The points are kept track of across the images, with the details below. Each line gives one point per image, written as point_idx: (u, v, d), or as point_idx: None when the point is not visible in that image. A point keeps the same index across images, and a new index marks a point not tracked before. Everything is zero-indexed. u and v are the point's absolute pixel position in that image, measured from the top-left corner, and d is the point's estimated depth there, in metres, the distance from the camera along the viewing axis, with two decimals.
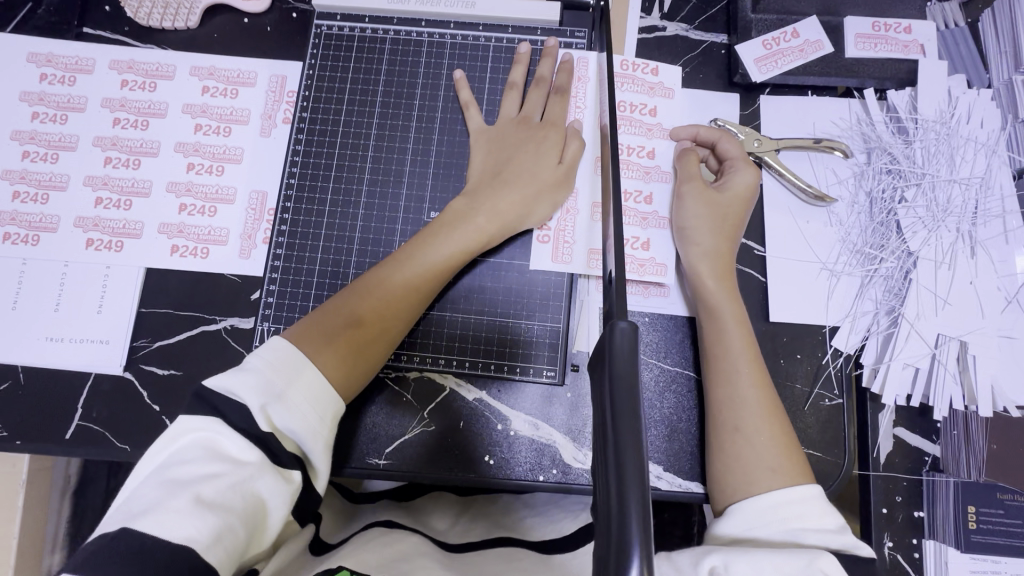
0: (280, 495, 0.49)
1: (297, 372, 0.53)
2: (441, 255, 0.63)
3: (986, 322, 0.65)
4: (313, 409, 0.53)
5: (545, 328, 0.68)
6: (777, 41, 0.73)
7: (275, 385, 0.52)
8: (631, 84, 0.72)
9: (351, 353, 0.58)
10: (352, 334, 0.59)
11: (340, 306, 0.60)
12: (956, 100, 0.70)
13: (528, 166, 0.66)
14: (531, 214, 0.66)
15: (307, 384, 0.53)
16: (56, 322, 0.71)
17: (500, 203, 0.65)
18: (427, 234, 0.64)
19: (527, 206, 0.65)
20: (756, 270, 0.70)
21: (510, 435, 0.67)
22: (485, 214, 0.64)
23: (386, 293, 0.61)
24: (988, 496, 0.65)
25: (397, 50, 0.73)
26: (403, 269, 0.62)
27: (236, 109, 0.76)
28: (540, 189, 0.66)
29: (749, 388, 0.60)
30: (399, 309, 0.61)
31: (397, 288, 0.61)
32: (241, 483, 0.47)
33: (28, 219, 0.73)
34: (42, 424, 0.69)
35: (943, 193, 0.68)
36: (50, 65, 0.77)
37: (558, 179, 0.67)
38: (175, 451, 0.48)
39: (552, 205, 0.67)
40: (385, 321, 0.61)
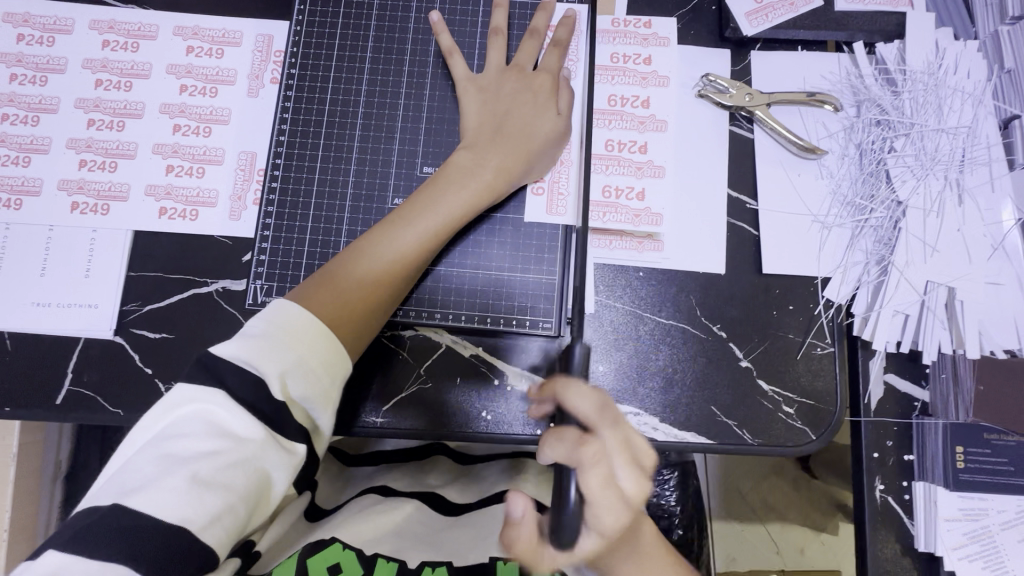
0: (286, 467, 0.49)
1: (305, 334, 0.52)
2: (442, 216, 0.62)
3: (972, 269, 0.66)
4: (326, 375, 0.52)
5: (540, 282, 0.68)
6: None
7: (287, 352, 0.51)
8: (621, 39, 0.73)
9: (356, 314, 0.58)
10: (356, 296, 0.58)
11: (339, 269, 0.59)
12: (943, 51, 0.71)
13: (523, 117, 0.66)
14: (530, 167, 0.66)
15: (315, 345, 0.52)
16: (42, 287, 0.70)
17: (500, 157, 0.64)
18: (425, 197, 0.63)
19: (527, 159, 0.65)
20: (748, 223, 0.71)
21: (507, 390, 0.68)
22: (485, 169, 0.64)
23: (388, 254, 0.60)
24: (975, 436, 0.65)
25: (387, 5, 0.72)
26: (403, 230, 0.61)
27: (222, 70, 0.75)
28: (536, 142, 0.66)
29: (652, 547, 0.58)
30: (402, 270, 0.61)
31: (398, 250, 0.60)
32: (244, 460, 0.47)
33: (10, 183, 0.72)
34: (31, 391, 0.68)
35: (932, 142, 0.69)
36: (27, 26, 0.75)
37: (552, 130, 0.67)
38: (171, 423, 0.47)
39: (548, 160, 0.67)
40: (388, 283, 0.60)
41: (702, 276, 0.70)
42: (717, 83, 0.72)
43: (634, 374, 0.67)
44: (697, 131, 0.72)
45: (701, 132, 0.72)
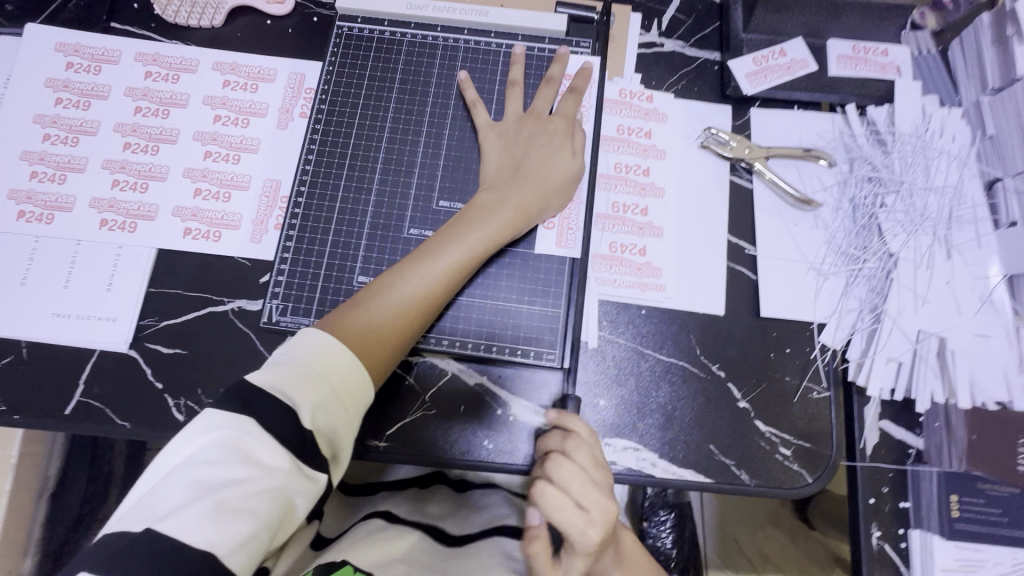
0: (309, 497, 0.50)
1: (335, 362, 0.54)
2: (467, 252, 0.65)
3: (962, 320, 0.69)
4: (349, 405, 0.54)
5: (545, 313, 0.70)
6: (632, 96, 0.79)
7: (319, 377, 0.53)
8: (629, 112, 0.79)
9: (381, 342, 0.60)
10: (381, 324, 0.60)
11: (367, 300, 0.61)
12: (930, 116, 0.76)
13: (544, 159, 0.70)
14: (548, 206, 0.69)
15: (345, 372, 0.54)
16: (64, 298, 0.72)
17: (523, 197, 0.68)
18: (449, 232, 0.66)
19: (546, 199, 0.69)
20: (748, 268, 0.74)
21: (509, 420, 0.69)
22: (509, 208, 0.67)
23: (414, 286, 0.63)
24: (968, 485, 0.66)
25: (414, 51, 0.77)
26: (430, 264, 0.64)
27: (255, 103, 0.80)
28: (556, 183, 0.69)
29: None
30: (427, 301, 0.63)
31: (423, 283, 0.63)
32: (270, 488, 0.47)
33: (44, 198, 0.75)
34: (42, 401, 0.69)
35: (920, 200, 0.73)
36: (76, 55, 0.81)
37: (571, 168, 0.70)
38: (198, 450, 0.47)
39: (566, 198, 0.71)
40: (413, 313, 0.62)
41: (703, 316, 0.72)
42: (720, 139, 0.77)
43: (634, 411, 0.69)
44: (699, 180, 0.76)
45: (702, 181, 0.76)
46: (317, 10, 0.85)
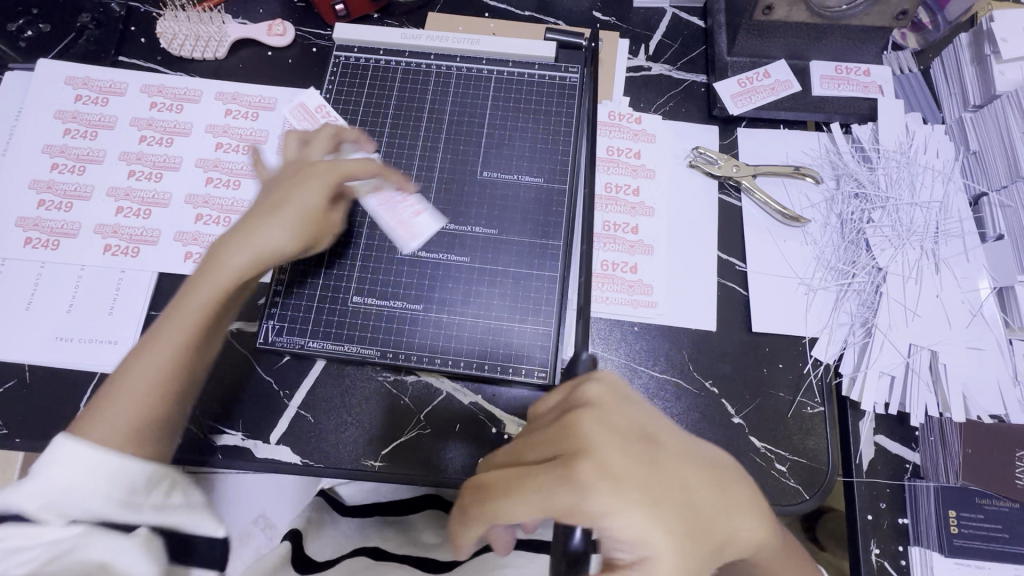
0: (124, 548, 0.45)
1: (86, 469, 0.47)
2: (205, 299, 0.58)
3: (952, 333, 0.69)
4: (85, 485, 0.47)
5: (537, 332, 0.71)
6: (396, 206, 0.72)
7: (78, 479, 0.47)
8: (389, 204, 0.71)
9: (140, 425, 0.54)
10: (139, 403, 0.54)
11: (140, 354, 0.56)
12: (913, 133, 0.78)
13: (296, 197, 0.62)
14: (276, 240, 0.61)
15: (130, 470, 0.49)
16: (67, 322, 0.74)
17: (269, 239, 0.61)
18: (196, 284, 0.59)
19: (286, 236, 0.61)
20: (738, 284, 0.75)
21: (503, 439, 0.69)
22: (248, 253, 0.60)
23: (163, 352, 0.56)
24: (966, 500, 0.65)
25: (408, 79, 0.80)
26: (167, 325, 0.57)
27: (255, 130, 0.83)
28: (309, 213, 0.63)
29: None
30: (177, 368, 0.56)
31: (166, 348, 0.56)
32: (65, 551, 0.43)
33: (50, 226, 0.78)
34: (43, 423, 0.70)
35: (907, 215, 0.74)
36: (85, 88, 0.84)
37: (315, 206, 0.63)
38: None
39: (288, 231, 0.61)
40: (168, 385, 0.56)
41: (695, 332, 0.73)
42: (708, 158, 0.78)
43: None
44: (689, 198, 0.78)
45: (691, 199, 0.78)
46: (316, 41, 0.88)
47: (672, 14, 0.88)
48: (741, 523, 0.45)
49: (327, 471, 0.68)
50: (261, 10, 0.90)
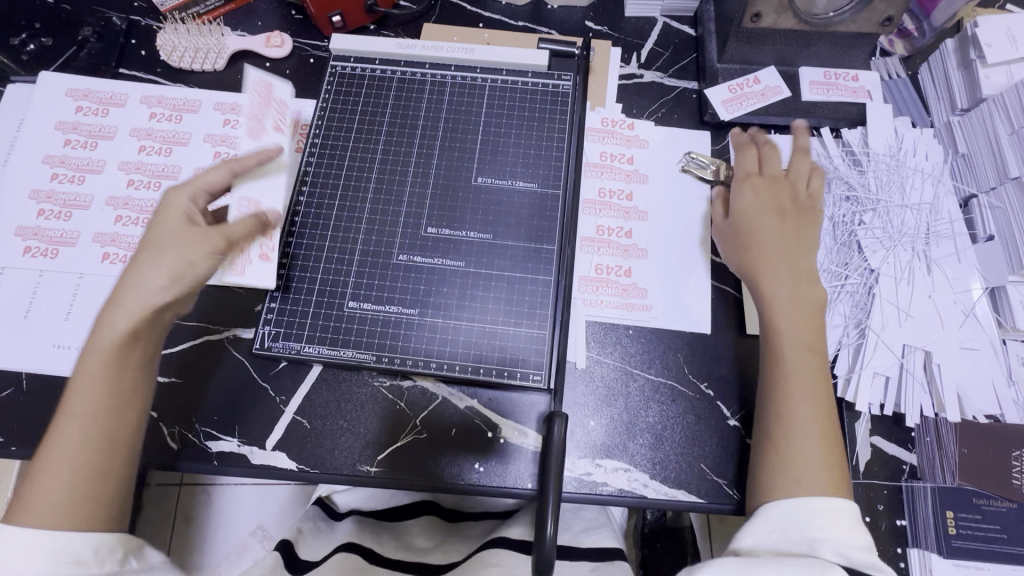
0: None
1: (51, 535, 0.54)
2: (91, 375, 0.60)
3: (946, 334, 0.69)
4: (57, 553, 0.53)
5: (532, 336, 0.71)
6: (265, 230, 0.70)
7: (22, 550, 0.53)
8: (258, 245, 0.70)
9: (90, 497, 0.57)
10: (89, 467, 0.57)
11: (52, 437, 0.58)
12: (902, 136, 0.79)
13: (162, 240, 0.64)
14: (154, 271, 0.62)
15: (82, 534, 0.55)
16: (65, 330, 0.74)
17: (134, 297, 0.61)
18: (92, 375, 0.60)
19: (150, 288, 0.62)
20: (731, 287, 0.75)
21: (499, 443, 0.69)
22: (132, 306, 0.61)
23: (76, 437, 0.58)
24: (963, 500, 0.65)
25: (403, 88, 0.81)
26: (73, 404, 0.59)
27: (253, 139, 0.84)
28: (191, 255, 0.63)
29: (806, 406, 0.61)
30: (92, 445, 0.58)
31: (77, 430, 0.58)
32: None
33: (49, 235, 0.78)
34: (40, 430, 0.71)
35: (898, 217, 0.75)
36: (86, 99, 0.85)
37: (180, 237, 0.64)
38: None
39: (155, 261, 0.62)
40: (100, 453, 0.58)
41: (690, 335, 0.73)
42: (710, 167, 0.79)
43: (624, 429, 0.70)
44: (682, 202, 0.78)
45: (684, 203, 0.78)
46: (313, 52, 0.89)
47: (663, 22, 0.90)
48: (802, 352, 0.64)
49: (324, 475, 0.68)
50: (259, 22, 0.91)
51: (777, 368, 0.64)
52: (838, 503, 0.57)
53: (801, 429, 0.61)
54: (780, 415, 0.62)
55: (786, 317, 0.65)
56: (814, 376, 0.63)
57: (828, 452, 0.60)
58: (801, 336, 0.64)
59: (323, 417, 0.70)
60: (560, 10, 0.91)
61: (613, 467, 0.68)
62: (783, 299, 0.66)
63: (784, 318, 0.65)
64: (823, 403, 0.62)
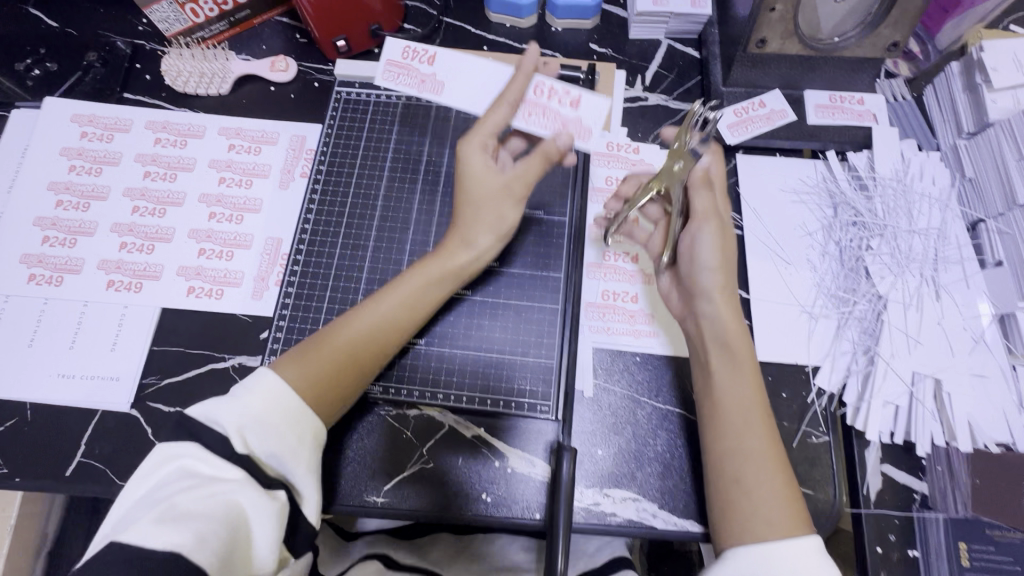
0: (264, 507, 0.48)
1: (302, 407, 0.54)
2: (393, 304, 0.63)
3: (956, 361, 0.69)
4: (290, 431, 0.53)
5: (539, 365, 0.71)
6: (552, 95, 0.65)
7: (304, 421, 0.54)
8: (542, 115, 0.65)
9: (325, 377, 0.58)
10: (328, 350, 0.59)
11: (294, 355, 0.58)
12: (909, 160, 0.78)
13: (470, 180, 0.65)
14: (496, 213, 0.65)
15: (317, 418, 0.55)
16: (69, 359, 0.74)
17: (472, 232, 0.66)
18: (410, 294, 0.64)
19: (485, 229, 0.65)
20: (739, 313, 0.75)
21: (507, 472, 0.69)
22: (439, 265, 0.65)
23: (353, 329, 0.61)
24: (976, 531, 0.64)
25: (409, 113, 0.81)
26: (371, 308, 0.62)
27: (258, 164, 0.84)
28: (500, 213, 0.65)
29: (761, 443, 0.59)
30: (370, 338, 0.61)
31: (356, 327, 0.61)
32: (223, 493, 0.47)
33: (54, 262, 0.78)
34: (44, 462, 0.70)
35: (905, 243, 0.74)
36: (91, 125, 0.85)
37: (502, 185, 0.65)
38: (159, 478, 0.48)
39: (500, 206, 0.65)
40: (348, 364, 0.60)
41: None
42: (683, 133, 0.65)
43: (632, 459, 0.69)
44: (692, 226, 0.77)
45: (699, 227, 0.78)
46: (317, 76, 0.90)
47: (667, 44, 0.90)
48: (734, 384, 0.61)
49: (330, 507, 0.67)
50: (264, 46, 0.92)
51: (728, 401, 0.61)
52: (803, 541, 0.54)
53: (754, 462, 0.58)
54: (728, 449, 0.59)
55: (727, 358, 0.63)
56: (761, 411, 0.60)
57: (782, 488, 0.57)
58: (743, 369, 0.62)
59: (327, 449, 0.69)
60: (564, 31, 0.91)
61: (622, 496, 0.68)
62: (724, 342, 0.63)
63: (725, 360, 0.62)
64: (766, 434, 0.59)
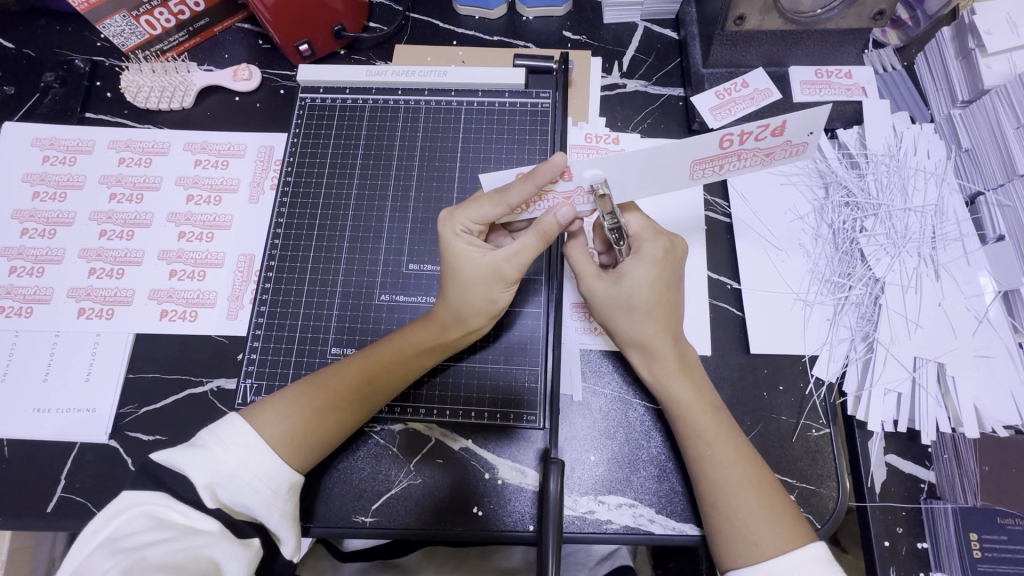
0: (239, 559, 0.50)
1: (264, 454, 0.55)
2: (386, 354, 0.62)
3: (959, 343, 0.66)
4: (263, 485, 0.54)
5: (525, 372, 0.68)
6: (740, 138, 0.55)
7: (280, 471, 0.56)
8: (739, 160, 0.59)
9: (308, 431, 0.58)
10: (314, 399, 0.59)
11: (290, 396, 0.59)
12: (902, 134, 0.75)
13: (460, 268, 0.59)
14: (493, 296, 0.60)
15: (285, 466, 0.56)
16: (44, 392, 0.72)
17: (461, 308, 0.61)
18: (404, 349, 0.62)
19: (476, 308, 0.60)
20: (730, 303, 0.72)
21: (497, 484, 0.67)
22: (429, 333, 0.62)
23: (341, 383, 0.60)
24: (987, 521, 0.62)
25: (377, 116, 0.78)
26: (371, 353, 0.62)
27: (226, 179, 0.81)
28: (491, 293, 0.60)
29: (732, 466, 0.57)
30: (356, 395, 0.61)
31: (353, 371, 0.61)
32: (193, 547, 0.48)
33: (23, 292, 0.76)
34: (25, 498, 0.68)
35: (901, 221, 0.71)
36: (52, 148, 0.83)
37: (495, 269, 0.59)
38: (119, 525, 0.49)
39: (494, 293, 0.60)
40: (341, 406, 0.60)
41: None
42: (597, 189, 0.58)
43: (627, 463, 0.67)
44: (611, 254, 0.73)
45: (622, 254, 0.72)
46: (282, 82, 0.87)
47: (643, 27, 0.86)
48: (693, 415, 0.60)
49: (316, 529, 0.65)
50: (227, 54, 0.88)
51: (684, 427, 0.60)
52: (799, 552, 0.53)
53: (732, 486, 0.56)
54: (705, 479, 0.58)
55: (676, 388, 0.61)
56: (717, 430, 0.59)
57: (767, 505, 0.55)
58: (688, 396, 0.61)
59: (313, 471, 0.67)
60: (536, 20, 0.88)
61: (617, 503, 0.65)
62: (660, 380, 0.62)
63: (673, 392, 0.61)
64: (737, 456, 0.58)
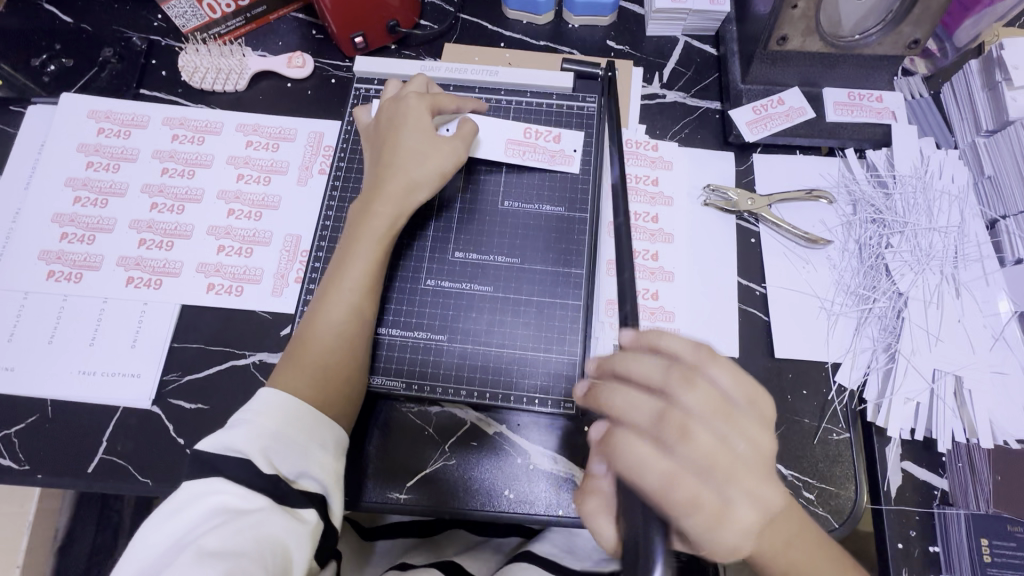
0: (296, 531, 0.52)
1: (311, 414, 0.58)
2: (361, 260, 0.66)
3: (976, 358, 0.69)
4: (309, 445, 0.57)
5: (562, 361, 0.71)
6: (537, 136, 0.78)
7: (321, 429, 0.58)
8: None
9: (325, 377, 0.61)
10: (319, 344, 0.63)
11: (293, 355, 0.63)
12: (928, 158, 0.79)
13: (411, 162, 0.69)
14: (443, 151, 0.70)
15: (331, 428, 0.59)
16: (90, 356, 0.74)
17: (421, 167, 0.69)
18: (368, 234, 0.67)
19: (431, 165, 0.69)
20: (759, 309, 0.75)
21: (528, 469, 0.69)
22: (392, 213, 0.68)
23: (329, 308, 0.64)
24: (999, 528, 0.65)
25: None
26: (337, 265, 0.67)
27: (276, 161, 0.83)
28: (441, 149, 0.70)
29: None
30: (347, 315, 0.64)
31: (330, 289, 0.65)
32: (250, 528, 0.50)
33: (73, 258, 0.78)
34: (66, 457, 0.70)
35: (925, 240, 0.75)
36: (107, 121, 0.85)
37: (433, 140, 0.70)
38: (180, 518, 0.50)
39: (447, 153, 0.70)
40: (340, 332, 0.64)
41: None
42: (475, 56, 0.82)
43: None
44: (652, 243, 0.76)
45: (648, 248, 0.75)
46: (334, 72, 0.89)
47: (684, 41, 0.90)
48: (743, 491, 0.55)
49: (355, 502, 0.67)
50: (280, 42, 0.91)
51: None
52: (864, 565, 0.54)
53: None
54: None
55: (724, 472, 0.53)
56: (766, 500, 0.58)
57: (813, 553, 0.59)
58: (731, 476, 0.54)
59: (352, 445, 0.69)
60: (581, 28, 0.91)
61: None
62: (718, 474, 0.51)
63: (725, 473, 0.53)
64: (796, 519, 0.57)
